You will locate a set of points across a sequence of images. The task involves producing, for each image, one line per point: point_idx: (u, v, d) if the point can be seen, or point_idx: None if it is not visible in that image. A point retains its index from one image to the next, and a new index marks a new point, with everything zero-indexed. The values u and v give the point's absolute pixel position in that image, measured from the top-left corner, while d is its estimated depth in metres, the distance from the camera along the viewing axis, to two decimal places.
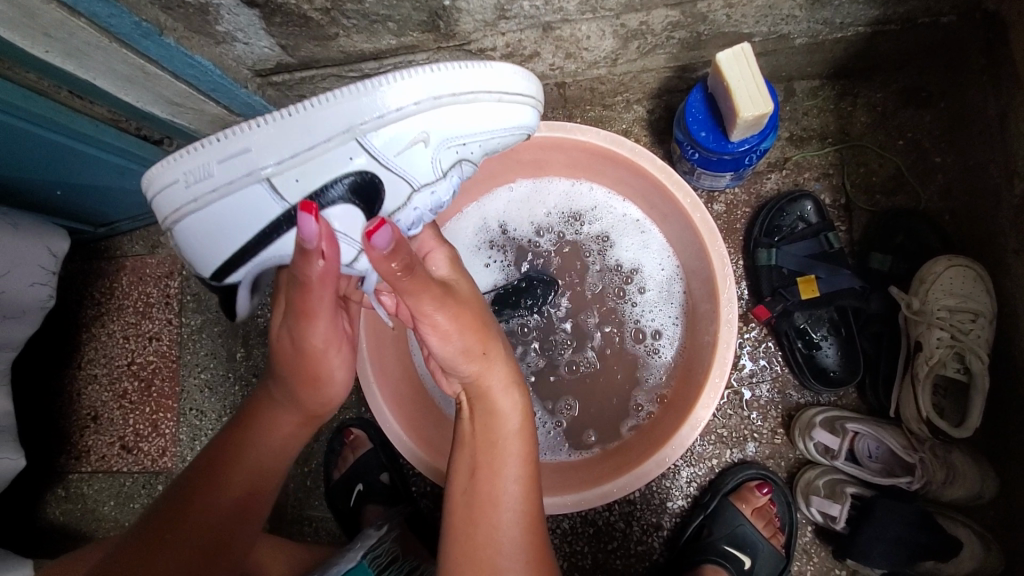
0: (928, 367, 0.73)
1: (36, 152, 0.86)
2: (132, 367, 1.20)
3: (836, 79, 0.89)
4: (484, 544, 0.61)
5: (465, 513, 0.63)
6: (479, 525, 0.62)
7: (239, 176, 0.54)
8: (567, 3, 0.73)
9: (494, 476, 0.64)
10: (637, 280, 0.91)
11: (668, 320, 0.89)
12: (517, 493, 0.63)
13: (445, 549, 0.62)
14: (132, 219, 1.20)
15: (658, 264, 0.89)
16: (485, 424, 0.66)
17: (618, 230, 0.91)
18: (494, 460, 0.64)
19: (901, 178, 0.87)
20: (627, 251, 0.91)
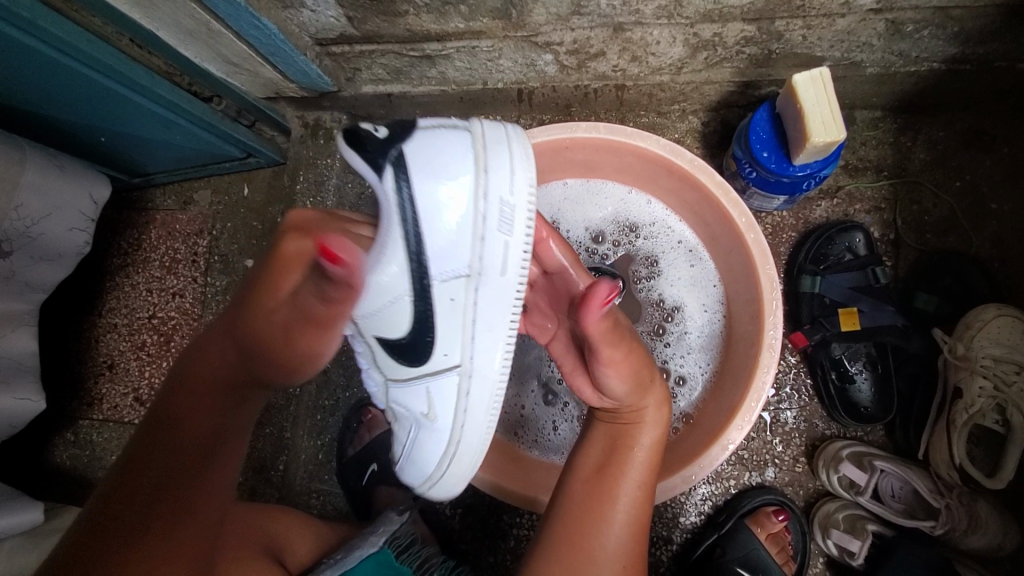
0: (967, 415, 0.72)
1: (89, 98, 0.84)
2: (153, 321, 1.20)
3: (899, 113, 0.88)
4: (596, 539, 0.63)
5: (590, 509, 0.64)
6: (596, 520, 0.64)
7: (499, 185, 0.58)
8: (645, 6, 0.72)
9: (619, 479, 0.65)
10: (676, 318, 0.89)
11: (695, 370, 0.87)
12: (634, 501, 0.65)
13: (555, 526, 0.65)
14: (167, 173, 1.19)
15: (701, 303, 0.88)
16: (626, 429, 0.68)
17: (669, 258, 0.90)
18: (620, 474, 0.66)
19: (954, 220, 0.86)
20: (671, 283, 0.90)
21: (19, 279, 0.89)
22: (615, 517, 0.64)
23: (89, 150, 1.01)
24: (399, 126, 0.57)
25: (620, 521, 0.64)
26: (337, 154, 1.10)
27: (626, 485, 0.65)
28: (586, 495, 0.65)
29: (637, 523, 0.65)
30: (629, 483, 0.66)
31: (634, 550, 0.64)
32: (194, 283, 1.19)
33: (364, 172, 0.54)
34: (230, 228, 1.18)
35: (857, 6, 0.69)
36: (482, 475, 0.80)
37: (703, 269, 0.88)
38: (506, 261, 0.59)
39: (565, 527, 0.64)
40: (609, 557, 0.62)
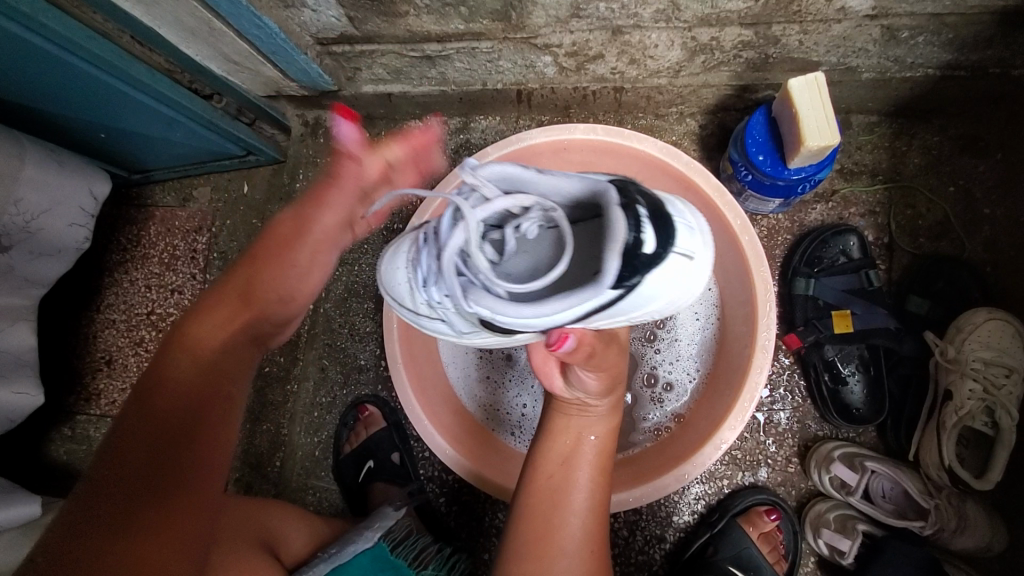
0: (956, 417, 0.73)
1: (90, 94, 0.85)
2: (152, 317, 1.20)
3: (895, 117, 0.89)
4: (559, 526, 0.65)
5: (550, 509, 0.66)
6: (557, 520, 0.65)
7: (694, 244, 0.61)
8: (643, 10, 0.73)
9: (579, 467, 0.67)
10: (668, 326, 0.88)
11: (683, 377, 0.87)
12: (593, 486, 0.67)
13: (520, 532, 0.65)
14: (166, 170, 1.20)
15: (693, 312, 0.88)
16: (582, 423, 0.69)
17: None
18: (575, 465, 0.67)
19: (947, 225, 0.87)
20: None
21: (19, 274, 0.89)
22: (573, 513, 0.65)
23: (88, 145, 1.01)
24: (663, 233, 0.58)
25: (578, 516, 0.66)
26: None
27: (585, 471, 0.67)
28: (542, 495, 0.66)
29: (597, 516, 0.67)
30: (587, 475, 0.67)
31: (595, 539, 0.66)
32: (193, 279, 1.19)
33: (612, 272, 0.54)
34: (229, 225, 1.18)
35: (853, 12, 0.70)
36: (467, 465, 0.80)
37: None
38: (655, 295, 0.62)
39: (529, 531, 0.65)
40: (572, 556, 0.64)
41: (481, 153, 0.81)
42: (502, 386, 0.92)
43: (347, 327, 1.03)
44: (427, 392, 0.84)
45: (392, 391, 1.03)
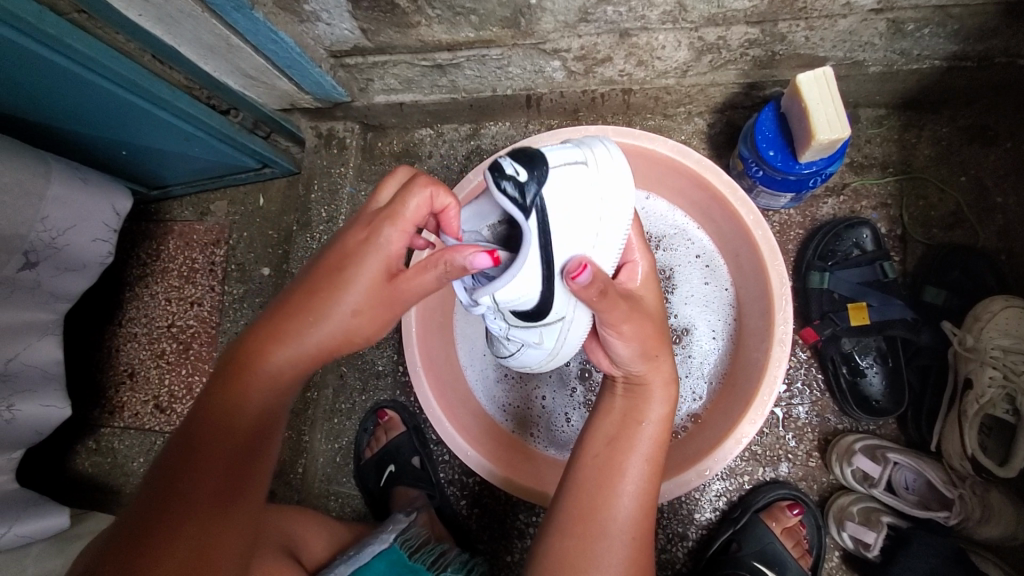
0: (977, 406, 0.72)
1: (113, 111, 0.88)
2: (172, 329, 1.26)
3: (903, 110, 0.89)
4: (603, 507, 0.63)
5: (595, 489, 0.64)
6: (603, 503, 0.64)
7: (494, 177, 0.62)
8: (650, 12, 0.74)
9: (629, 449, 0.66)
10: (686, 341, 0.89)
11: (691, 392, 0.87)
12: (644, 469, 0.66)
13: (562, 511, 0.65)
14: (183, 185, 1.25)
15: (709, 327, 0.88)
16: (631, 404, 0.69)
17: (684, 270, 0.90)
18: (625, 447, 0.66)
19: (960, 214, 0.87)
20: (687, 307, 0.89)
21: (45, 289, 0.92)
22: (622, 494, 0.64)
23: (111, 162, 1.04)
24: (529, 157, 0.60)
25: (628, 502, 0.64)
26: (351, 162, 1.12)
27: (637, 448, 0.67)
28: (592, 474, 0.65)
29: (645, 507, 0.65)
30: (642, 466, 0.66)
31: (642, 531, 0.64)
32: (212, 291, 1.24)
33: (511, 204, 0.58)
34: (246, 238, 1.24)
35: (858, 7, 0.71)
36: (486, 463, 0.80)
37: (716, 286, 0.88)
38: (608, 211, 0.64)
39: (570, 511, 0.64)
40: (615, 539, 0.62)
41: (494, 156, 0.83)
42: (521, 387, 0.93)
43: None
44: (446, 394, 0.85)
45: (410, 396, 1.04)
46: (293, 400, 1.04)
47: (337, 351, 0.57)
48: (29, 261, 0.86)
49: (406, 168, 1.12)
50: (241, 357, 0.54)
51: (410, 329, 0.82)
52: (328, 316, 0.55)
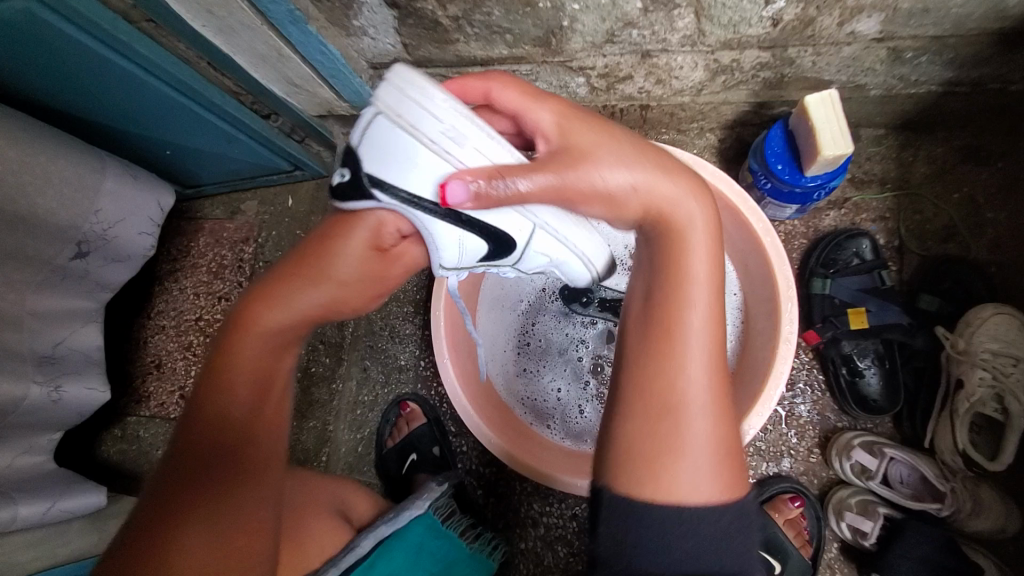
0: (967, 404, 0.78)
1: (166, 112, 0.94)
2: (200, 323, 1.31)
3: (901, 131, 0.96)
4: (672, 435, 0.55)
5: (671, 433, 0.55)
6: (674, 431, 0.55)
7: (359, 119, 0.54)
8: (671, 36, 0.81)
9: (676, 360, 0.57)
10: None
11: None
12: (705, 361, 0.57)
13: (632, 450, 0.56)
14: (216, 185, 1.31)
15: None
16: (666, 287, 0.59)
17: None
18: (673, 337, 0.57)
19: (953, 228, 0.93)
20: None
21: (92, 278, 0.97)
22: (697, 414, 0.56)
23: (153, 161, 1.10)
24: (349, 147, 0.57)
25: (701, 415, 0.56)
26: None
27: (684, 335, 0.57)
28: (653, 405, 0.57)
29: (717, 422, 0.57)
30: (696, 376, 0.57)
31: (728, 447, 0.57)
32: (240, 287, 1.30)
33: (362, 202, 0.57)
34: (274, 237, 1.30)
35: (861, 36, 0.78)
36: (503, 445, 0.85)
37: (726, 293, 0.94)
38: (443, 121, 0.51)
39: (640, 451, 0.56)
40: (702, 455, 0.55)
41: None
42: (538, 378, 0.99)
43: (389, 330, 1.12)
44: (470, 384, 0.90)
45: (431, 389, 1.10)
46: (319, 391, 1.09)
47: (331, 310, 0.65)
48: (82, 251, 0.92)
49: None
50: (241, 317, 0.63)
51: (438, 322, 0.88)
52: (323, 278, 0.62)
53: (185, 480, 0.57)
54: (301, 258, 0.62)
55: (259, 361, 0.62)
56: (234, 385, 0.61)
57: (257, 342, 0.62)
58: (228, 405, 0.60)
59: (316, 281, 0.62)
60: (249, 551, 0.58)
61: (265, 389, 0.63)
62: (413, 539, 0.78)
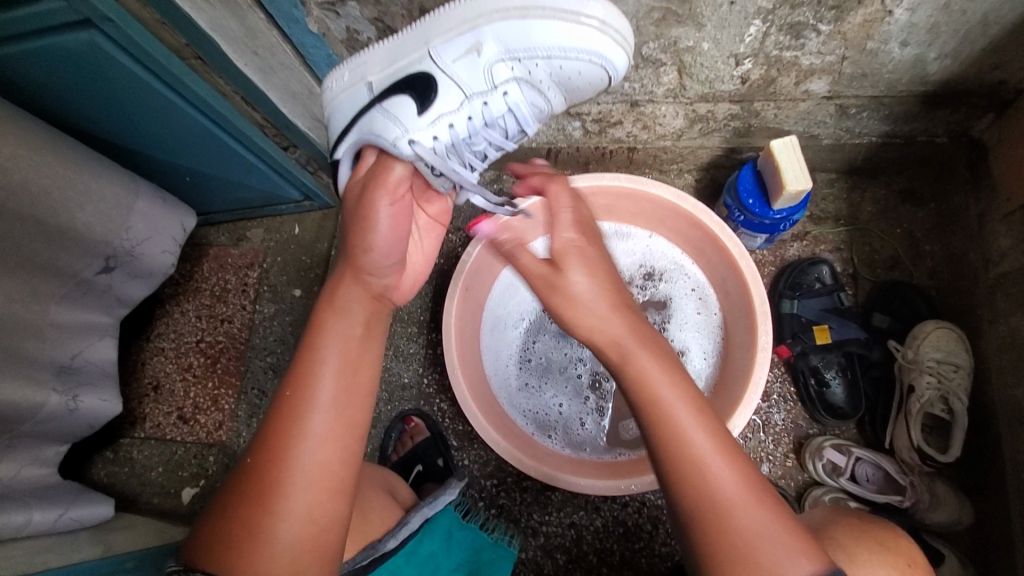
0: (919, 404, 0.89)
1: (197, 140, 1.01)
2: (201, 344, 1.34)
3: (849, 175, 1.11)
4: (695, 485, 0.59)
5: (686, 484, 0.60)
6: (689, 488, 0.60)
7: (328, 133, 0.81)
8: (657, 88, 0.94)
9: (651, 396, 0.63)
10: (681, 361, 1.05)
11: None
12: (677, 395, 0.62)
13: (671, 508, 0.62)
14: (224, 214, 1.38)
15: (702, 349, 1.04)
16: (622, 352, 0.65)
17: (681, 301, 1.08)
18: (647, 385, 0.63)
19: (898, 258, 1.07)
20: (681, 332, 1.06)
21: (112, 293, 1.01)
22: (697, 455, 0.60)
23: (172, 185, 1.17)
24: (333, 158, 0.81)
25: (699, 454, 0.60)
26: None
27: (660, 388, 0.63)
28: (673, 460, 0.60)
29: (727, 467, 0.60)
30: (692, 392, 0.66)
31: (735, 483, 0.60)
32: (243, 310, 1.35)
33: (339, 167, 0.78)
34: (280, 262, 1.36)
35: (814, 94, 0.93)
36: (510, 448, 0.92)
37: (707, 313, 1.06)
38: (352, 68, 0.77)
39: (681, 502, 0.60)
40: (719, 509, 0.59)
41: None
42: (541, 392, 1.06)
43: (393, 349, 1.18)
44: (479, 393, 0.98)
45: (433, 405, 1.15)
46: None
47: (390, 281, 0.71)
48: (108, 265, 0.97)
49: None
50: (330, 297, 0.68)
51: (450, 337, 0.96)
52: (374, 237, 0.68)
53: (282, 489, 0.59)
54: (349, 221, 0.68)
55: (352, 345, 0.66)
56: (336, 375, 0.64)
57: (345, 324, 0.67)
58: (303, 432, 0.61)
59: (375, 248, 0.68)
60: (328, 543, 0.61)
61: (342, 421, 0.63)
62: (442, 527, 0.82)
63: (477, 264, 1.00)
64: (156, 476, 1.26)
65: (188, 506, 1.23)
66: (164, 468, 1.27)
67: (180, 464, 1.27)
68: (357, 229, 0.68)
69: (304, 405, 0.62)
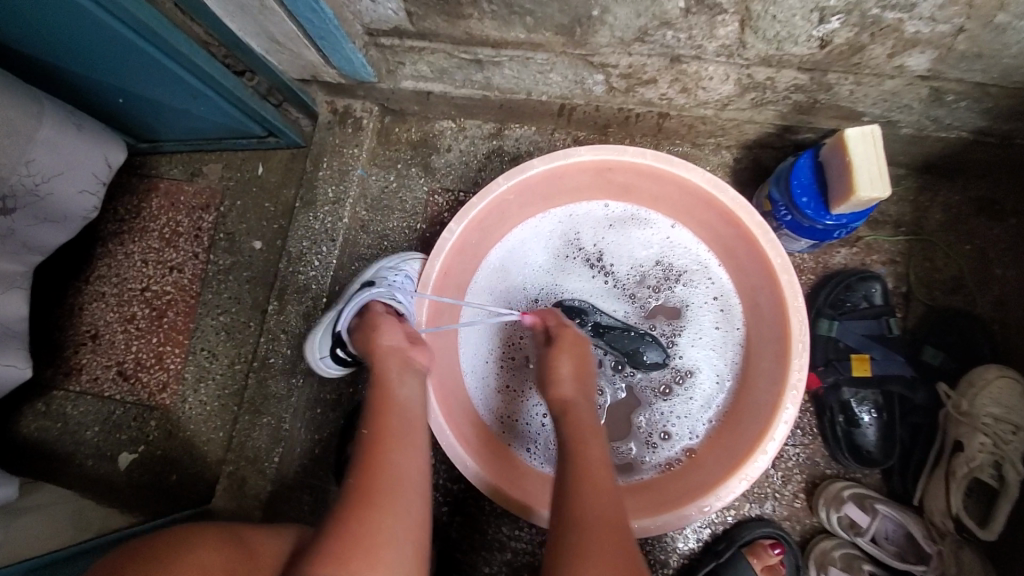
0: (967, 468, 0.75)
1: (121, 56, 0.81)
2: (146, 294, 1.18)
3: (921, 173, 0.92)
4: (591, 522, 0.61)
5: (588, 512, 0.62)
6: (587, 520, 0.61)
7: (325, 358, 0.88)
8: (708, 43, 0.73)
9: (584, 448, 0.68)
10: (689, 381, 0.89)
11: (688, 434, 0.87)
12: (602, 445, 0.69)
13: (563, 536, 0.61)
14: (176, 142, 1.19)
15: (717, 369, 0.89)
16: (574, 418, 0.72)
17: (698, 310, 0.91)
18: (579, 435, 0.70)
19: (962, 280, 0.90)
20: (693, 347, 0.90)
21: (18, 239, 0.83)
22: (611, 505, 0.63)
23: (103, 107, 0.98)
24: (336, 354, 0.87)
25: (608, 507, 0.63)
26: (365, 144, 1.07)
27: (586, 436, 0.69)
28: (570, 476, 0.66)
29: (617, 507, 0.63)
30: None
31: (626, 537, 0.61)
32: (195, 259, 1.17)
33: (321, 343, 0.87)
34: (239, 207, 1.18)
35: (908, 71, 0.72)
36: (478, 471, 0.77)
37: (727, 327, 0.89)
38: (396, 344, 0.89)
39: (568, 533, 0.61)
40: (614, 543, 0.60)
41: (526, 164, 0.82)
42: (521, 396, 0.91)
43: None
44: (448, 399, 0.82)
45: None
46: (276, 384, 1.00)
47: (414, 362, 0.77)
48: (5, 207, 0.78)
49: (422, 158, 1.08)
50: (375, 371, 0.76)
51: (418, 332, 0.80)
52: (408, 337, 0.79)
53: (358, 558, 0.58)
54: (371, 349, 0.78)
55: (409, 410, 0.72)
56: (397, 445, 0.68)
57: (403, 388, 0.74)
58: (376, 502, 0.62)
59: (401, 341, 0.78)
60: None
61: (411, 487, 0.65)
62: None
63: (460, 244, 0.84)
64: (91, 436, 1.13)
65: (125, 472, 1.11)
66: (100, 428, 1.14)
67: (117, 425, 1.14)
68: (377, 343, 0.78)
69: (393, 471, 0.65)
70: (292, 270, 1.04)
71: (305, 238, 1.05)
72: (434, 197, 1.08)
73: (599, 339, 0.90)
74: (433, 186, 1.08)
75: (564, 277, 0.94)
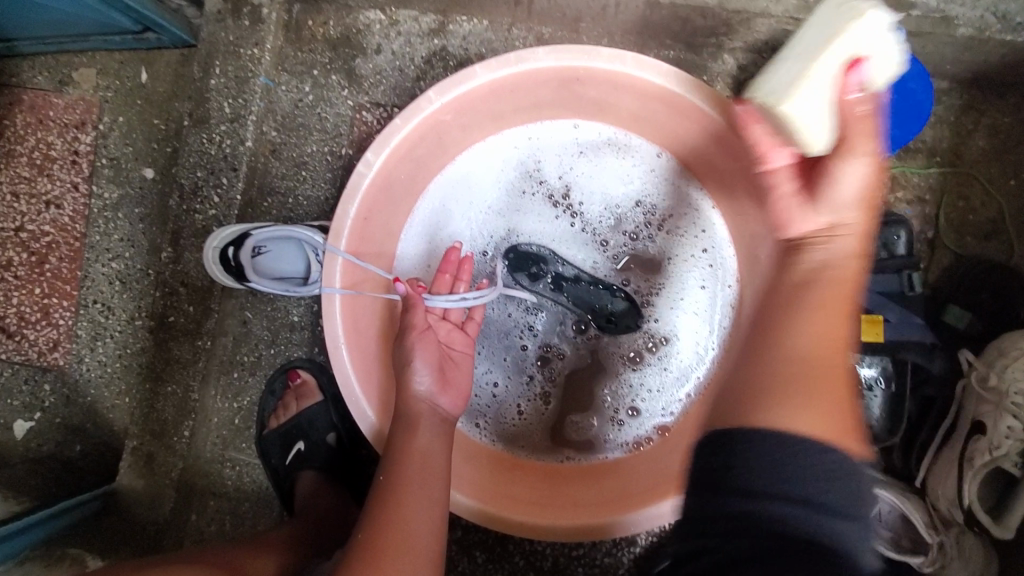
0: (988, 457, 0.65)
1: None
2: (21, 235, 0.96)
3: (968, 87, 0.76)
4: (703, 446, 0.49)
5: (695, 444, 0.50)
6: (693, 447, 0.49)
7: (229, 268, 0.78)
8: None
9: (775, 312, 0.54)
10: (665, 348, 0.75)
11: (660, 409, 0.74)
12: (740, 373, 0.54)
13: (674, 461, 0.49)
14: (35, 41, 0.92)
15: (701, 333, 0.74)
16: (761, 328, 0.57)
17: (680, 261, 0.75)
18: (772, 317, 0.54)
19: (999, 224, 0.76)
20: (672, 306, 0.75)
21: None
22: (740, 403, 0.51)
23: None
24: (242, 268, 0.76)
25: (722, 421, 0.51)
26: (267, 41, 0.83)
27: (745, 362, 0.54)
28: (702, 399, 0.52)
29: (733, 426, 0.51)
30: (790, 387, 0.46)
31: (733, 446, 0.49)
32: (75, 191, 0.95)
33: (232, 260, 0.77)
34: (124, 125, 0.94)
35: None
36: None
37: (715, 283, 0.74)
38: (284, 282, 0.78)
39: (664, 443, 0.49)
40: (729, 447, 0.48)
41: (465, 70, 0.61)
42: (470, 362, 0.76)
43: None
44: (381, 376, 0.66)
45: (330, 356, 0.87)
46: (179, 347, 0.84)
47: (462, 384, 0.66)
48: None
49: (344, 62, 0.85)
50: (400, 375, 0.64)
51: (331, 295, 0.62)
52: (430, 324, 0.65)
53: None
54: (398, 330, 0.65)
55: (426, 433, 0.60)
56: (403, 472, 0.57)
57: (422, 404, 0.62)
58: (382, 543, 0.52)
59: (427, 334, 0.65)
60: None
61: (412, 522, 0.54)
62: None
63: (383, 180, 0.64)
64: None
65: (20, 443, 0.95)
66: None
67: (6, 390, 0.96)
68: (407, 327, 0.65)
69: (421, 450, 0.58)
70: (187, 208, 0.84)
71: (200, 166, 0.84)
72: (362, 113, 0.85)
73: (561, 293, 0.74)
74: (359, 100, 0.85)
75: (521, 219, 0.76)
